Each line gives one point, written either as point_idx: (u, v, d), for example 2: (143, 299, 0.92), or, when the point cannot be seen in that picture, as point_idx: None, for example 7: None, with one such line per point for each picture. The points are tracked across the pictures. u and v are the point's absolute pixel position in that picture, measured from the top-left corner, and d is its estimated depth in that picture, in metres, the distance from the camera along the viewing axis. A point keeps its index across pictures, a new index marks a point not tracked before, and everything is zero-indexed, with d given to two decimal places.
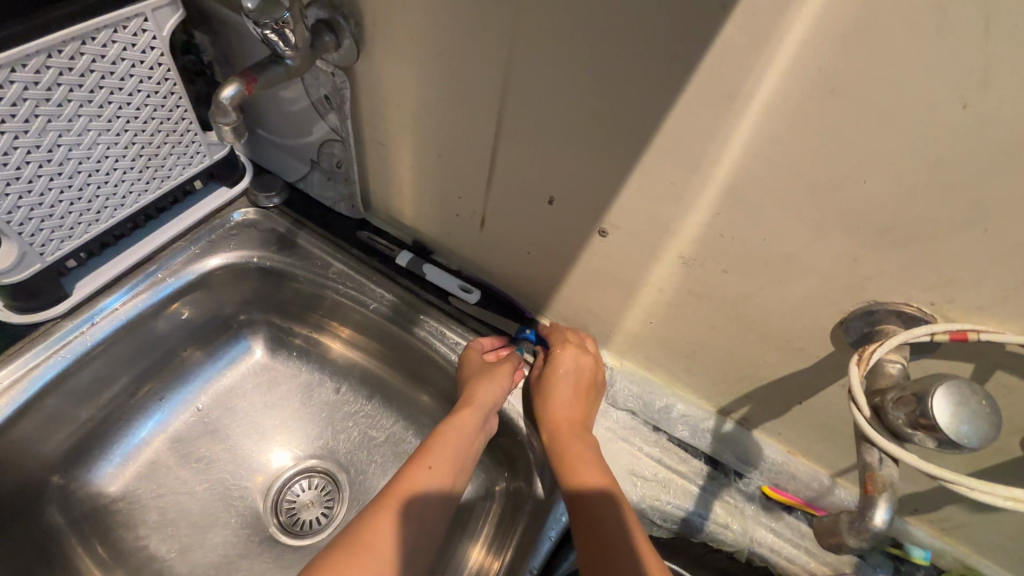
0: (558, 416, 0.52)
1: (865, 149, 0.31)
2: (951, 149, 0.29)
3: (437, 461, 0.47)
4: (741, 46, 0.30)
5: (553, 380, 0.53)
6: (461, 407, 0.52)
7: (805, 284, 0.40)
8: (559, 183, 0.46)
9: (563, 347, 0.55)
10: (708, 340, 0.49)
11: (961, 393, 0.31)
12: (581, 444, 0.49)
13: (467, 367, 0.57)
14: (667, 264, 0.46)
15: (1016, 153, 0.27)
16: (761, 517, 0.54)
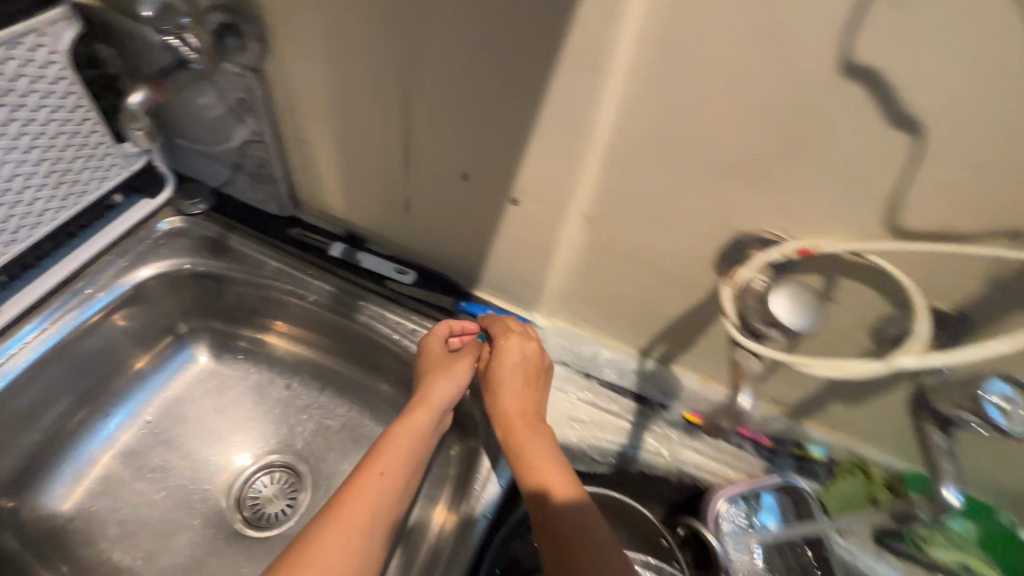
0: (507, 405, 0.55)
1: (712, 102, 0.37)
2: (775, 96, 0.34)
3: (388, 467, 0.50)
4: (597, 23, 0.35)
5: (499, 372, 0.56)
6: (413, 409, 0.55)
7: (689, 227, 0.46)
8: (470, 159, 0.50)
9: (506, 336, 0.58)
10: (622, 290, 0.55)
11: (797, 294, 0.41)
12: (528, 434, 0.53)
13: (425, 362, 0.59)
14: (574, 224, 0.52)
15: (822, 95, 0.33)
16: (686, 441, 0.61)
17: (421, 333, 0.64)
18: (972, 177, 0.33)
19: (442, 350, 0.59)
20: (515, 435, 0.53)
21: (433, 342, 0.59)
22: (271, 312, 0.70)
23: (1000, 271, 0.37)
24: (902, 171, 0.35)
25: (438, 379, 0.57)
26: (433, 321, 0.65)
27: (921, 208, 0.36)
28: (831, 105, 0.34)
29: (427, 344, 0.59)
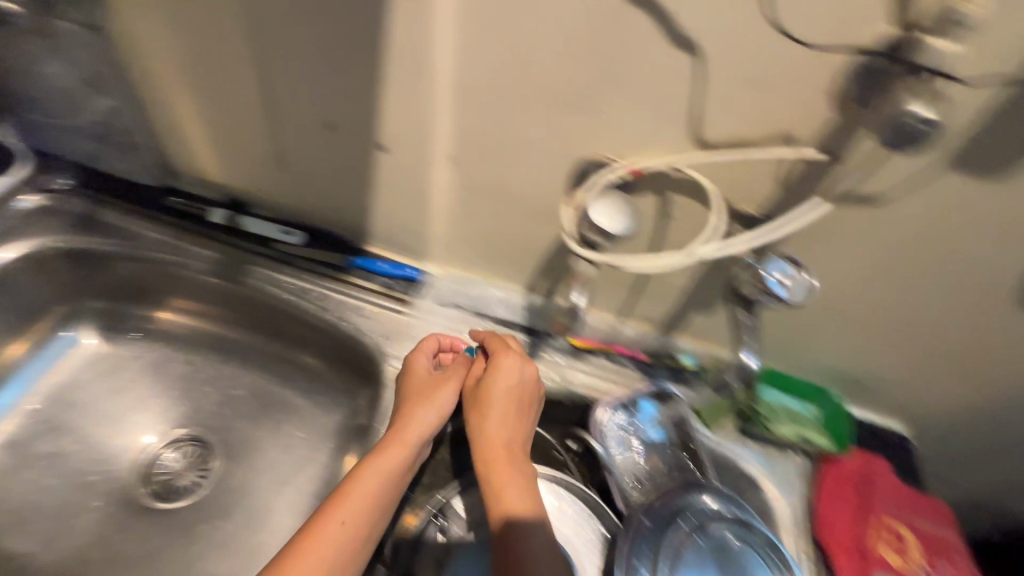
0: (492, 439, 0.52)
1: (526, 32, 0.41)
2: (575, 23, 0.39)
3: (352, 513, 0.48)
4: None
5: (485, 402, 0.54)
6: (388, 444, 0.52)
7: (539, 159, 0.50)
8: (331, 108, 0.52)
9: (500, 359, 0.57)
10: (497, 228, 0.59)
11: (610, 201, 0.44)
12: (511, 476, 0.50)
13: (409, 388, 0.57)
14: (441, 167, 0.54)
15: (611, 20, 0.38)
16: (572, 363, 0.67)
17: (312, 291, 0.66)
18: (744, 89, 0.40)
19: (428, 375, 0.58)
20: (497, 474, 0.50)
21: (416, 360, 0.58)
22: (168, 290, 0.70)
23: (784, 172, 0.44)
24: (692, 88, 0.41)
25: (420, 408, 0.55)
26: (324, 279, 0.66)
27: (716, 121, 0.42)
28: (619, 29, 0.39)
29: (411, 364, 0.58)
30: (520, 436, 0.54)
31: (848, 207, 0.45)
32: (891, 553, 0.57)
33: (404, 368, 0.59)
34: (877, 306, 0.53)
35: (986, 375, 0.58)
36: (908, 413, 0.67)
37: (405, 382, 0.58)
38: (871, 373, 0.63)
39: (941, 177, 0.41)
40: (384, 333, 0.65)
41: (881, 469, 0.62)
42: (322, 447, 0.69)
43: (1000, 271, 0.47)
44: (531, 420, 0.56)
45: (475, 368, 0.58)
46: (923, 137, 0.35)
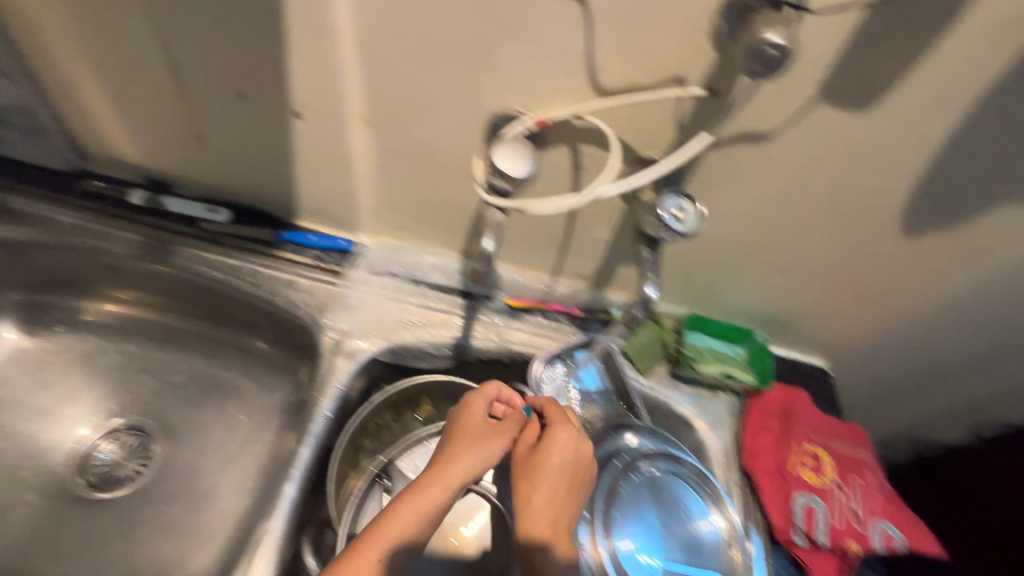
0: (538, 512, 0.50)
1: None
2: None
3: (386, 551, 0.44)
4: None
5: (537, 474, 0.51)
6: (425, 487, 0.47)
7: (452, 117, 0.51)
8: (240, 76, 0.51)
9: (558, 433, 0.52)
10: (422, 191, 0.60)
11: (515, 146, 0.43)
12: (549, 563, 0.48)
13: (463, 431, 0.52)
14: (358, 131, 0.55)
15: None
16: (511, 323, 0.68)
17: (243, 268, 0.65)
18: (632, 35, 0.41)
19: (484, 423, 0.53)
20: (539, 556, 0.48)
21: (473, 403, 0.54)
22: (103, 279, 0.69)
23: (678, 115, 0.46)
24: (584, 36, 0.42)
25: (466, 457, 0.50)
26: (254, 255, 0.66)
27: (613, 68, 0.44)
28: None
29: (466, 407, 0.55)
30: (566, 513, 0.51)
31: (738, 145, 0.48)
32: (808, 471, 0.61)
33: (459, 407, 0.55)
34: (778, 240, 0.58)
35: (880, 298, 0.63)
36: (822, 342, 0.73)
37: (455, 417, 0.54)
38: (786, 310, 0.68)
39: (814, 110, 0.44)
40: (319, 305, 0.65)
41: (801, 399, 0.66)
42: (266, 425, 0.69)
43: (878, 199, 0.51)
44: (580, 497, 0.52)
45: (529, 431, 0.54)
46: (780, 66, 0.35)
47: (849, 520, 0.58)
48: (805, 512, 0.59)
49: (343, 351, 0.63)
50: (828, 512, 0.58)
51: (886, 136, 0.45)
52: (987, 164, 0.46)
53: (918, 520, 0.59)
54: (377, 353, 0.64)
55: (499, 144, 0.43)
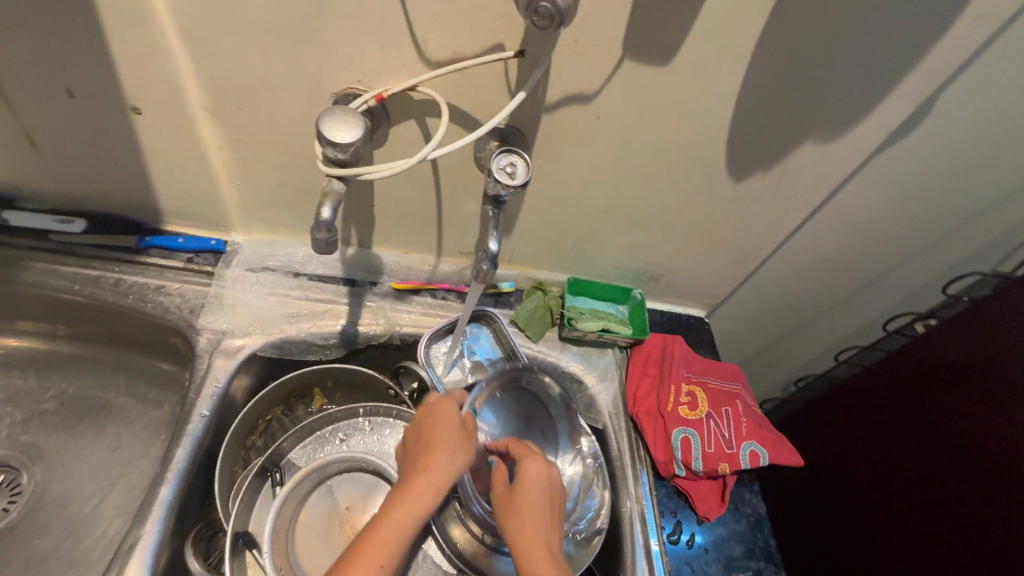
0: (531, 533, 0.48)
1: None
2: None
3: (386, 556, 0.43)
4: None
5: (518, 502, 0.50)
6: (409, 493, 0.46)
7: (294, 98, 0.52)
8: (64, 72, 0.50)
9: (529, 460, 0.53)
10: (285, 180, 0.60)
11: (341, 113, 0.44)
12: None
13: (432, 433, 0.51)
14: (203, 122, 0.54)
15: None
16: (398, 306, 0.69)
17: (106, 278, 0.63)
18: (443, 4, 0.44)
19: (456, 428, 0.52)
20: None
21: (441, 411, 0.53)
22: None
23: (506, 80, 0.49)
24: (400, 8, 0.44)
25: (443, 459, 0.49)
26: (117, 263, 0.64)
27: (434, 39, 0.47)
28: None
29: (435, 414, 0.53)
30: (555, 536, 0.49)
31: (569, 107, 0.52)
32: (684, 407, 0.66)
33: (427, 415, 0.53)
34: (631, 195, 0.63)
35: (733, 243, 0.70)
36: (695, 291, 0.79)
37: (422, 427, 0.53)
38: (656, 265, 0.74)
39: (625, 67, 0.49)
40: (192, 307, 0.64)
41: (676, 344, 0.72)
42: (152, 442, 0.66)
43: (701, 147, 0.57)
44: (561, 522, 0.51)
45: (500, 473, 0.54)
46: (559, 23, 0.39)
47: (720, 445, 0.63)
48: (682, 444, 0.63)
49: (221, 350, 0.62)
50: (702, 440, 0.63)
51: (692, 86, 0.51)
52: (781, 104, 0.53)
53: (782, 436, 0.65)
54: (259, 349, 0.63)
55: (324, 114, 0.44)
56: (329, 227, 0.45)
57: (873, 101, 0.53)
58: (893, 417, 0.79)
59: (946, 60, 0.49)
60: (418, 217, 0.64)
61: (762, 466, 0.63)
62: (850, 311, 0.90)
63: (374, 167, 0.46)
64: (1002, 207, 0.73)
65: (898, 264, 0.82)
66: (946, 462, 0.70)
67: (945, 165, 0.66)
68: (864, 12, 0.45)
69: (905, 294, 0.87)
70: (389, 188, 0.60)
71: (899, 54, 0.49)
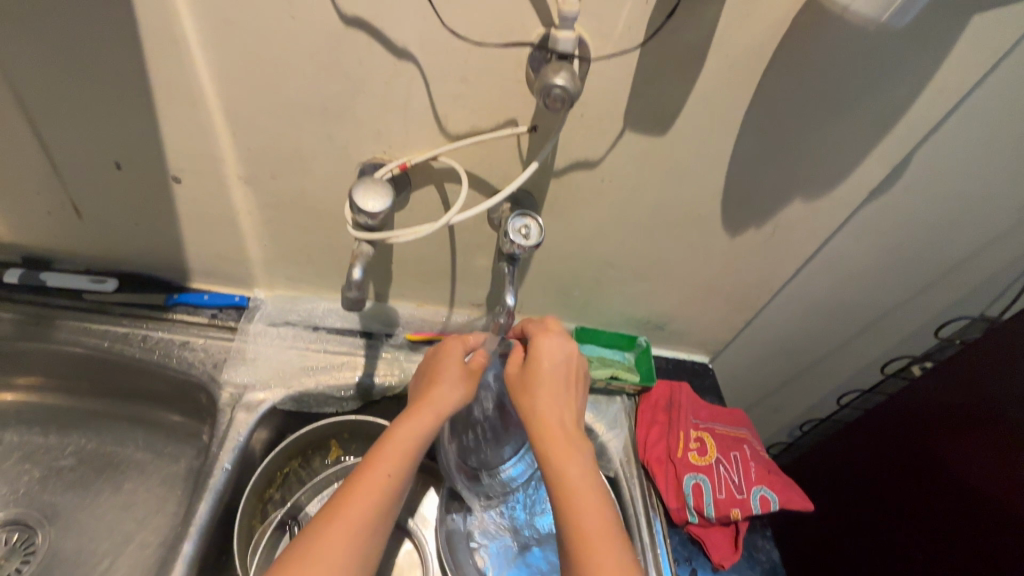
0: (544, 411, 0.51)
1: (272, 60, 0.48)
2: (309, 50, 0.47)
3: (391, 468, 0.48)
4: (151, 11, 0.44)
5: (529, 380, 0.53)
6: (413, 412, 0.52)
7: (323, 168, 0.57)
8: (114, 148, 0.55)
9: (540, 341, 0.56)
10: (309, 240, 0.64)
11: (371, 183, 0.48)
12: (572, 454, 0.49)
13: (439, 365, 0.56)
14: (237, 190, 0.59)
15: (336, 46, 0.47)
16: (411, 356, 0.72)
17: (134, 334, 0.66)
18: (462, 87, 0.49)
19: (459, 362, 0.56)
20: (552, 447, 0.49)
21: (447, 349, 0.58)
22: (9, 370, 0.69)
23: (518, 151, 0.54)
24: (424, 91, 0.50)
25: (446, 389, 0.54)
26: (145, 320, 0.67)
27: (454, 116, 0.52)
28: (348, 51, 0.47)
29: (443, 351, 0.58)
30: (571, 416, 0.52)
31: (575, 171, 0.57)
32: (693, 453, 0.67)
33: (439, 354, 0.58)
34: (634, 249, 0.67)
35: (732, 292, 0.74)
36: (698, 338, 0.82)
37: (431, 363, 0.58)
38: (659, 313, 0.77)
39: (625, 137, 0.54)
40: (215, 362, 0.66)
41: (682, 391, 0.74)
42: (167, 497, 0.67)
43: (697, 206, 0.62)
44: (575, 403, 0.54)
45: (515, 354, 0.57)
46: (569, 104, 0.44)
47: (730, 491, 0.64)
48: (694, 490, 0.64)
49: (243, 404, 0.64)
50: (713, 486, 0.64)
51: (688, 152, 0.56)
52: (768, 168, 0.58)
53: (791, 480, 0.66)
54: (279, 402, 0.65)
55: (356, 184, 0.48)
56: (360, 286, 0.48)
57: (851, 164, 0.58)
58: (898, 459, 0.80)
59: (914, 128, 0.54)
60: (434, 272, 0.68)
61: (772, 512, 0.64)
62: (847, 354, 0.93)
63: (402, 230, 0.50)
64: (982, 254, 0.77)
65: (893, 308, 0.85)
66: (956, 503, 0.70)
67: (928, 216, 0.71)
68: (836, 90, 0.51)
69: (901, 336, 0.90)
70: (407, 246, 0.64)
71: (871, 125, 0.54)
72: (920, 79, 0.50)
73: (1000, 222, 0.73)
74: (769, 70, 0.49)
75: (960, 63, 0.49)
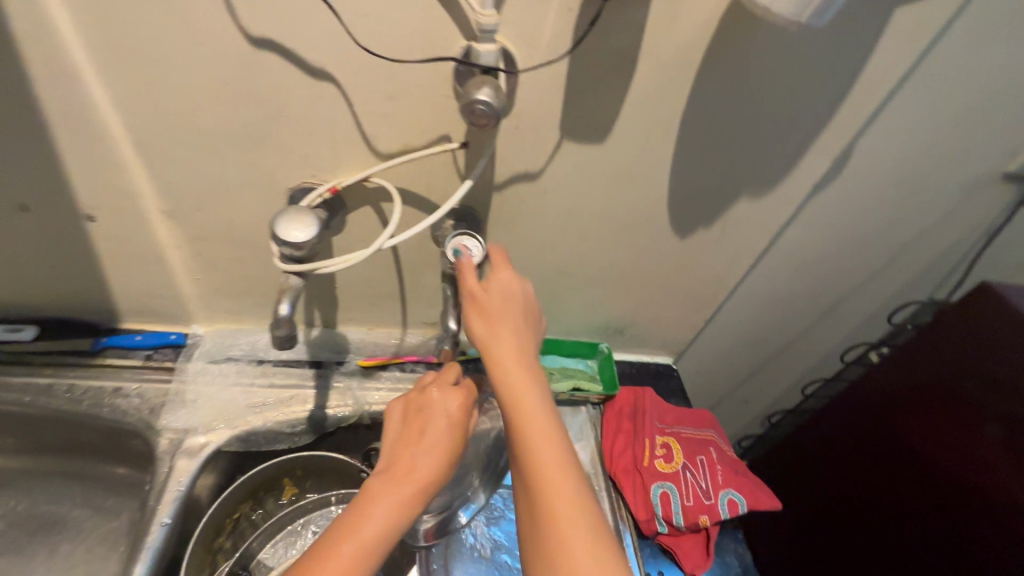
0: (499, 343, 0.45)
1: (181, 89, 0.45)
2: (220, 76, 0.44)
3: (364, 554, 0.41)
4: (40, 44, 0.40)
5: (481, 308, 0.46)
6: (394, 489, 0.45)
7: (251, 197, 0.54)
8: (16, 189, 0.50)
9: (499, 272, 0.48)
10: (246, 271, 0.61)
11: (293, 213, 0.45)
12: (523, 383, 0.43)
13: (428, 432, 0.50)
14: (161, 224, 0.55)
15: (248, 70, 0.44)
16: (366, 383, 0.69)
17: (60, 385, 0.61)
18: (388, 106, 0.47)
19: (448, 427, 0.50)
20: (503, 378, 0.43)
21: (441, 405, 0.51)
22: None
23: (455, 167, 0.52)
24: (348, 112, 0.47)
25: (428, 458, 0.48)
26: (71, 369, 0.62)
27: (383, 136, 0.49)
28: (260, 75, 0.44)
29: (426, 407, 0.52)
30: (527, 347, 0.46)
31: (517, 184, 0.55)
32: (660, 460, 0.66)
33: (420, 410, 0.52)
34: (584, 258, 0.66)
35: (688, 293, 0.73)
36: (660, 340, 0.82)
37: (416, 417, 0.51)
38: (618, 318, 0.76)
39: (565, 147, 0.52)
40: (152, 407, 0.62)
41: (646, 396, 0.73)
42: (110, 556, 0.62)
43: (645, 211, 0.61)
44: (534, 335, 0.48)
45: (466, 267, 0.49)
46: (496, 120, 0.42)
47: (698, 497, 0.63)
48: (662, 500, 0.63)
49: (183, 450, 0.60)
50: (681, 494, 0.63)
51: (630, 158, 0.54)
52: (710, 170, 0.57)
53: (758, 480, 0.66)
54: (223, 444, 0.62)
55: (279, 215, 0.45)
56: (289, 322, 0.45)
57: (791, 162, 0.58)
58: (864, 445, 0.81)
59: (851, 124, 0.54)
60: (382, 294, 0.65)
61: (741, 515, 0.63)
62: (809, 343, 0.94)
63: (334, 258, 0.47)
64: (925, 238, 0.79)
65: (848, 295, 0.86)
66: (924, 488, 0.71)
67: (872, 206, 0.72)
68: (771, 91, 0.50)
69: (858, 322, 0.92)
70: (351, 270, 0.61)
71: (807, 124, 0.54)
72: (853, 73, 0.50)
73: (941, 207, 0.75)
74: (704, 71, 0.48)
75: (891, 57, 0.49)
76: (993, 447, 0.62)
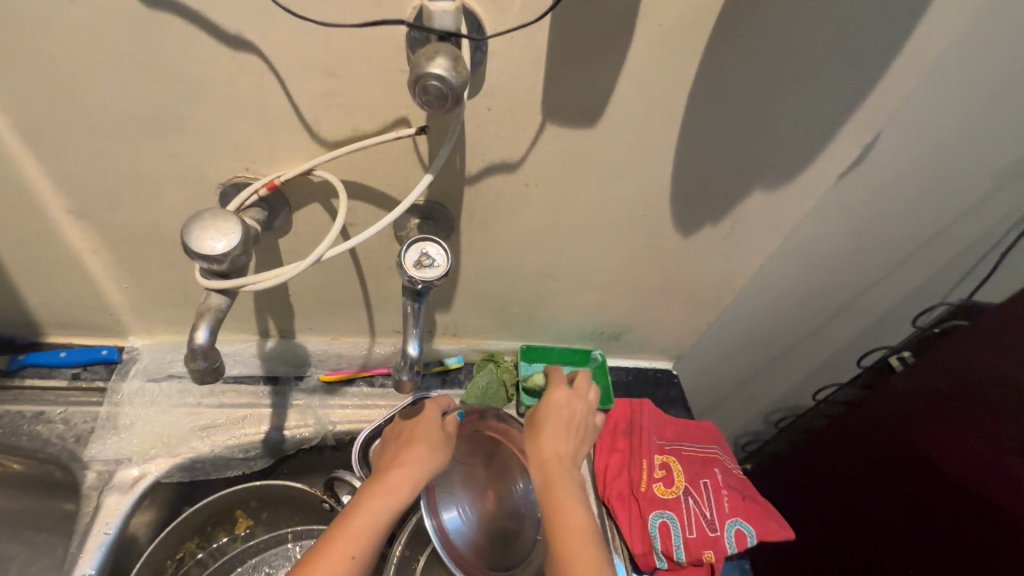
0: (546, 444, 0.48)
1: (63, 62, 0.36)
2: (111, 46, 0.35)
3: (352, 544, 0.38)
4: None
5: (537, 415, 0.51)
6: (380, 480, 0.43)
7: (174, 194, 0.45)
8: None
9: (554, 388, 0.53)
10: (182, 278, 0.53)
11: (209, 218, 0.36)
12: (564, 480, 0.46)
13: (408, 431, 0.48)
14: (70, 226, 0.47)
15: (145, 38, 0.35)
16: (328, 400, 0.61)
17: None
18: (328, 83, 0.38)
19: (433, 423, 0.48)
20: (545, 475, 0.46)
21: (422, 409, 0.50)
22: None
23: (416, 156, 0.44)
24: (279, 90, 0.38)
25: (415, 448, 0.46)
26: None
27: (326, 120, 0.41)
28: (162, 44, 0.35)
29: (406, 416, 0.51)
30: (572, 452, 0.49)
31: (492, 176, 0.47)
32: (659, 485, 0.59)
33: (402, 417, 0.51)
34: (574, 258, 0.58)
35: (691, 295, 0.65)
36: (659, 345, 0.74)
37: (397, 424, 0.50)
38: (614, 323, 0.68)
39: (548, 131, 0.44)
40: (78, 435, 0.54)
41: (644, 409, 0.66)
42: None
43: (643, 205, 0.52)
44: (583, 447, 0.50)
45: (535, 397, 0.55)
46: (455, 100, 0.34)
47: (702, 528, 0.56)
48: (661, 531, 0.56)
49: (114, 485, 0.52)
50: (683, 525, 0.56)
51: (626, 144, 0.46)
52: (720, 158, 0.49)
53: (768, 505, 0.59)
54: (163, 476, 0.54)
55: (188, 220, 0.36)
56: (208, 351, 0.37)
57: (816, 148, 0.49)
58: (880, 456, 0.74)
59: (888, 102, 0.46)
60: (342, 301, 0.57)
61: (749, 547, 0.56)
62: (820, 342, 0.87)
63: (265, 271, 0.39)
64: (954, 230, 0.71)
65: (865, 292, 0.79)
66: (945, 508, 0.64)
67: (900, 195, 0.63)
68: (796, 63, 0.42)
69: (875, 321, 0.84)
70: (303, 276, 0.53)
71: (836, 104, 0.45)
72: (894, 43, 0.41)
73: (975, 196, 0.67)
74: (714, 38, 0.39)
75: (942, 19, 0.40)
76: (1019, 457, 0.56)
